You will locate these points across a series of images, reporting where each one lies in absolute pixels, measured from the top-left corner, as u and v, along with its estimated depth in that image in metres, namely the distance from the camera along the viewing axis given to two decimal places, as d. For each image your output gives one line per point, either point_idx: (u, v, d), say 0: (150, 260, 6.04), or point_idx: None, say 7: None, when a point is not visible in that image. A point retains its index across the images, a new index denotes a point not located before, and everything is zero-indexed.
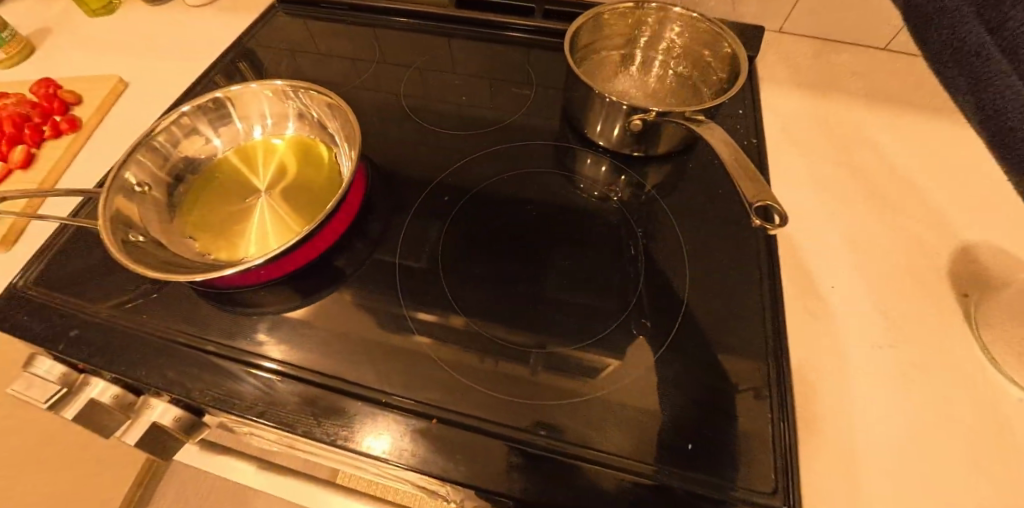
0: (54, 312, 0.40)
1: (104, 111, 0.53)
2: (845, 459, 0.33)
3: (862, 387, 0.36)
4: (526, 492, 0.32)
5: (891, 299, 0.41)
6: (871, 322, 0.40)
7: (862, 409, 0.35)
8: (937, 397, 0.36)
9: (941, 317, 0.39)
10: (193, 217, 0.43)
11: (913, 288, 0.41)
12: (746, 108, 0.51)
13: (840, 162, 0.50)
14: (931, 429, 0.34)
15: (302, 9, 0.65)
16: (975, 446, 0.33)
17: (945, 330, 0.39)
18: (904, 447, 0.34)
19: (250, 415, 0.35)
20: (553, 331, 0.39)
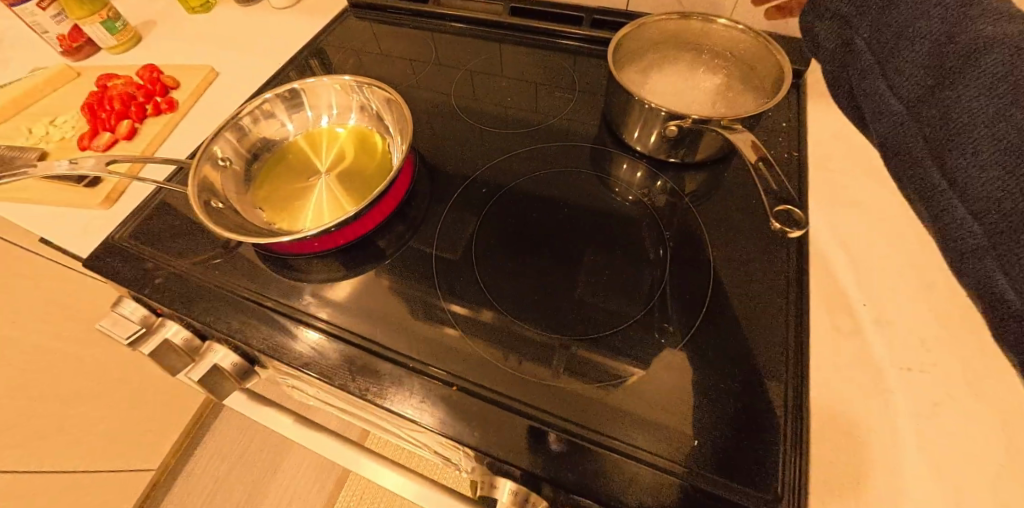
0: (142, 262, 0.47)
1: (195, 95, 0.60)
2: (856, 475, 0.33)
3: (883, 407, 0.36)
4: (534, 464, 0.34)
5: (925, 324, 0.40)
6: (901, 345, 0.39)
7: (880, 428, 0.35)
8: (965, 427, 0.35)
9: (978, 349, 0.38)
10: (264, 190, 0.49)
11: (951, 316, 0.40)
12: (789, 124, 0.51)
13: (884, 183, 0.49)
14: (954, 457, 0.33)
15: (369, 13, 0.71)
16: (1001, 481, 0.32)
17: (981, 362, 0.38)
18: (921, 471, 0.33)
19: (296, 364, 0.40)
20: (573, 321, 0.41)
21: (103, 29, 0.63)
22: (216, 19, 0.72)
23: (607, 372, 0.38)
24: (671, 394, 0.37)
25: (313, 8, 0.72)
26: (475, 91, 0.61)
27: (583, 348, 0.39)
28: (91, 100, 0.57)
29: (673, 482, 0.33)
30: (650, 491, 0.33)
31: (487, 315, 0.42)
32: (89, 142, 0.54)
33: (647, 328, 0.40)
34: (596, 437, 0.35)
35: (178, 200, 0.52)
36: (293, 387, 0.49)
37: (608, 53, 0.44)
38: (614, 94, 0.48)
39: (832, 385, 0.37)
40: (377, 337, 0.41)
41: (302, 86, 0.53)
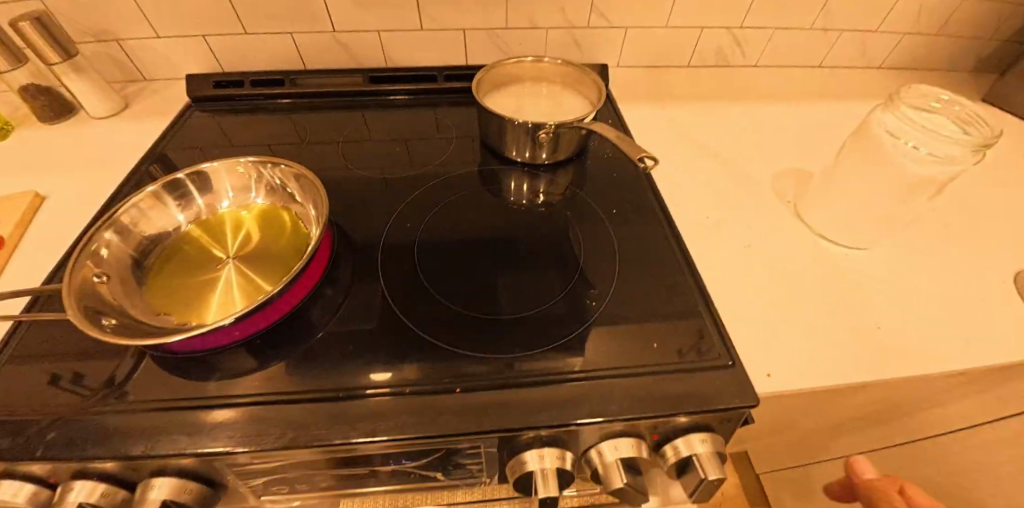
0: (17, 421, 0.38)
1: (23, 225, 0.51)
2: (755, 323, 0.44)
3: (751, 273, 0.49)
4: (552, 419, 0.37)
5: (747, 217, 0.54)
6: (742, 234, 0.53)
7: (756, 286, 0.48)
8: (795, 268, 0.49)
9: (780, 218, 0.54)
10: (159, 291, 0.44)
11: (759, 206, 0.55)
12: (615, 116, 0.65)
13: (694, 140, 0.64)
14: (799, 288, 0.47)
15: (216, 104, 0.68)
16: (829, 291, 0.47)
17: (783, 225, 0.53)
18: (788, 303, 0.46)
19: (279, 441, 0.36)
20: (533, 300, 0.47)
21: None
22: (18, 144, 0.62)
23: (567, 334, 0.44)
24: (627, 323, 0.45)
25: (145, 111, 0.67)
26: (361, 156, 0.63)
27: (544, 327, 0.44)
28: None
29: (654, 379, 0.40)
30: (646, 390, 0.39)
31: (451, 332, 0.44)
32: None
33: (587, 291, 0.48)
34: (592, 371, 0.40)
35: (44, 342, 0.44)
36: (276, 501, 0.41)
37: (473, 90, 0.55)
38: (484, 120, 0.59)
39: (720, 273, 0.49)
40: (353, 381, 0.40)
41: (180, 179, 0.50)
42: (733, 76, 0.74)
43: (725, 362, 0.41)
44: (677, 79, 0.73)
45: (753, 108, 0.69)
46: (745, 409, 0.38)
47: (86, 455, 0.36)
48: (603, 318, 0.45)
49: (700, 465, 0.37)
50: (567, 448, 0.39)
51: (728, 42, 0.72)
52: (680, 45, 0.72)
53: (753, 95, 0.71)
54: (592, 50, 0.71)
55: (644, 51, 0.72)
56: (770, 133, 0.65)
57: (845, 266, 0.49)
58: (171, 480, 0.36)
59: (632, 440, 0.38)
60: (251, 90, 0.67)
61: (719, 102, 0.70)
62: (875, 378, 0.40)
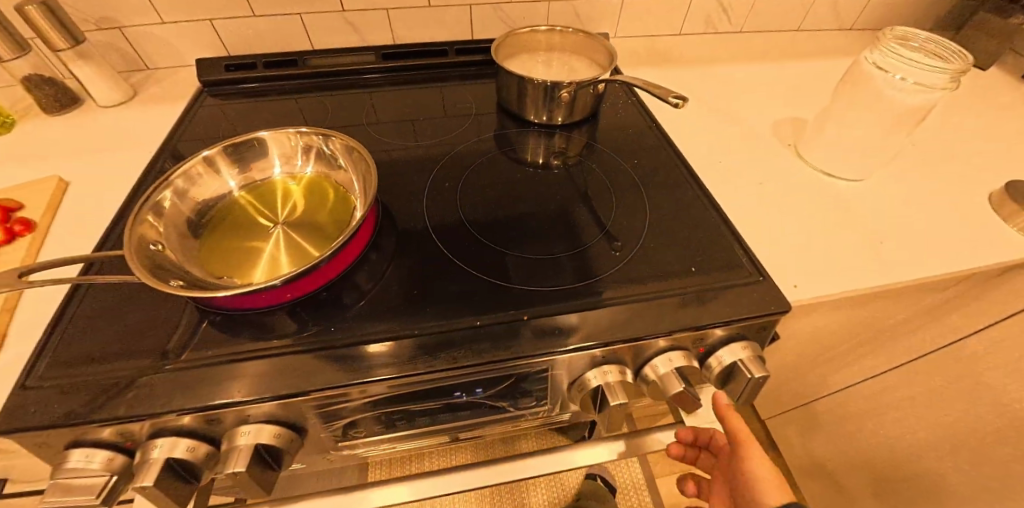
0: (92, 385, 0.38)
1: (52, 209, 0.51)
2: (776, 246, 0.49)
3: (765, 205, 0.54)
4: (615, 336, 0.40)
5: (755, 161, 0.59)
6: (750, 173, 0.58)
7: (772, 215, 0.53)
8: (804, 198, 0.55)
9: (784, 159, 0.60)
10: (213, 256, 0.45)
11: (764, 151, 0.61)
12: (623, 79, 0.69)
13: (696, 98, 0.69)
14: (809, 215, 0.53)
15: (230, 88, 0.68)
16: (835, 215, 0.53)
17: (789, 164, 0.59)
18: (801, 227, 0.51)
19: (364, 376, 0.38)
20: (576, 242, 0.50)
21: None
22: (24, 136, 0.61)
23: (611, 269, 0.47)
24: (666, 254, 0.48)
25: (153, 98, 0.67)
26: (382, 127, 0.65)
27: (589, 266, 0.47)
28: None
29: (696, 297, 0.43)
30: (696, 307, 0.42)
31: (502, 276, 0.46)
32: None
33: (623, 233, 0.51)
34: (643, 295, 0.44)
35: (96, 317, 0.44)
36: (357, 444, 0.44)
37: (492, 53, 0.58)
38: (504, 82, 0.62)
39: (737, 207, 0.54)
40: (418, 322, 0.42)
41: (218, 152, 0.51)
42: (721, 41, 0.79)
43: (759, 279, 0.45)
44: (671, 45, 0.78)
45: (743, 68, 0.74)
46: (778, 316, 0.42)
47: (171, 408, 0.37)
48: (643, 252, 0.49)
49: (745, 367, 0.41)
50: (625, 365, 0.42)
51: (715, 8, 0.76)
52: (673, 13, 0.76)
53: (742, 57, 0.77)
54: (592, 20, 0.75)
55: (640, 19, 0.76)
56: (764, 89, 0.70)
57: (846, 195, 0.55)
58: (259, 426, 0.38)
59: (681, 353, 0.42)
60: (264, 72, 0.68)
61: (713, 64, 0.75)
62: (885, 282, 0.46)
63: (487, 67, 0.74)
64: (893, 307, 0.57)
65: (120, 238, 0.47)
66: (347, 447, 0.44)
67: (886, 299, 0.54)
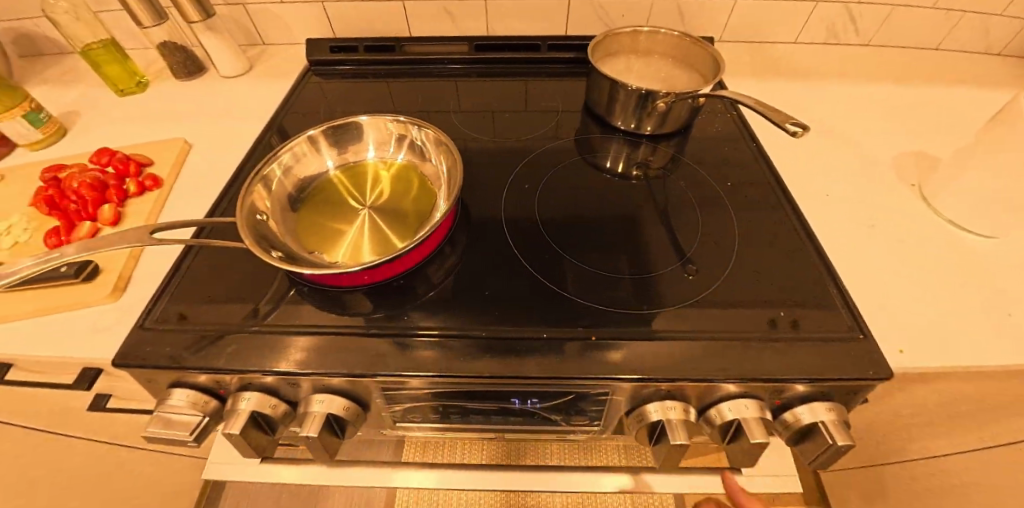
0: (197, 335, 0.43)
1: (177, 167, 0.56)
2: (882, 300, 0.45)
3: (874, 251, 0.49)
4: (689, 371, 0.39)
5: (868, 198, 0.54)
6: (863, 211, 0.53)
7: (880, 263, 0.48)
8: (922, 250, 0.49)
9: (902, 201, 0.54)
10: (306, 232, 0.48)
11: (881, 188, 0.55)
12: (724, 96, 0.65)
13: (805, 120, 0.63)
14: (925, 270, 0.47)
15: (332, 69, 0.71)
16: (958, 274, 0.47)
17: (909, 207, 0.53)
18: (914, 282, 0.46)
19: (434, 371, 0.39)
20: (655, 263, 0.48)
21: (26, 122, 0.59)
22: (155, 97, 0.68)
23: (689, 298, 0.45)
24: (751, 291, 0.45)
25: (264, 71, 0.72)
26: (468, 118, 0.65)
27: (667, 292, 0.45)
28: (50, 194, 0.51)
29: (782, 343, 0.40)
30: (783, 354, 0.40)
31: (573, 287, 0.46)
32: (57, 237, 0.47)
33: (706, 260, 0.48)
34: (723, 333, 0.41)
35: (205, 271, 0.48)
36: (412, 428, 0.46)
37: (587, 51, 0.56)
38: (597, 84, 0.60)
39: (836, 248, 0.49)
40: (487, 321, 0.43)
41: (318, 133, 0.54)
42: (841, 55, 0.72)
43: (859, 336, 0.41)
44: (781, 56, 0.72)
45: (863, 89, 0.67)
46: (877, 382, 0.38)
47: (262, 369, 0.40)
48: (725, 285, 0.46)
49: (828, 432, 0.38)
50: (691, 402, 0.41)
51: (840, 17, 0.69)
52: (790, 20, 0.70)
53: (863, 76, 0.69)
54: (698, 23, 0.70)
55: (751, 24, 0.71)
56: (886, 117, 0.63)
57: (975, 250, 0.49)
58: (333, 397, 0.41)
59: (756, 403, 0.40)
60: (364, 55, 0.70)
61: (827, 80, 0.68)
62: (1015, 362, 0.40)
63: (578, 65, 0.72)
64: (1011, 387, 0.50)
65: (227, 207, 0.51)
66: (402, 428, 0.46)
67: (1006, 378, 0.47)
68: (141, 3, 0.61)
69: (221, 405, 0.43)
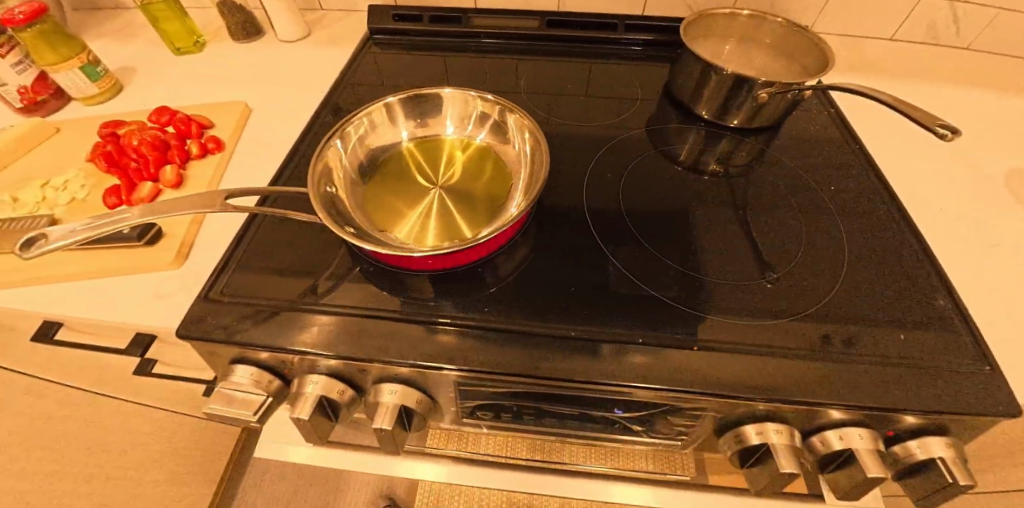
0: (265, 310, 0.40)
1: (238, 130, 0.53)
2: (1008, 328, 0.40)
3: (994, 274, 0.44)
4: (802, 392, 0.35)
5: (981, 215, 0.49)
6: (977, 229, 0.48)
7: (1003, 288, 0.43)
8: None
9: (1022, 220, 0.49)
10: (372, 206, 0.45)
11: (994, 204, 0.50)
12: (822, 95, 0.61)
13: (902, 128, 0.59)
14: None
15: (394, 38, 0.68)
16: None
17: None
18: None
19: (523, 370, 0.36)
20: (753, 269, 0.44)
21: (83, 74, 0.57)
22: (212, 58, 0.66)
23: (792, 309, 0.41)
24: (861, 308, 0.41)
25: (322, 38, 0.69)
26: (538, 99, 0.61)
27: (766, 301, 0.41)
28: (109, 150, 0.48)
29: (896, 370, 0.36)
30: (908, 382, 0.36)
31: (665, 288, 0.42)
32: (117, 197, 0.45)
33: (792, 269, 0.44)
34: (837, 353, 0.38)
35: (272, 242, 0.46)
36: (481, 425, 0.43)
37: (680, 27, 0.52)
38: (686, 66, 0.56)
39: (950, 266, 0.45)
40: (568, 316, 0.40)
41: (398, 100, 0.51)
42: (941, 56, 0.66)
43: (992, 369, 0.36)
44: (875, 53, 0.66)
45: (967, 97, 0.62)
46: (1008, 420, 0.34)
47: (334, 353, 0.37)
48: (830, 299, 0.42)
49: (946, 468, 0.35)
50: (792, 426, 0.38)
51: (948, 14, 0.63)
52: (890, 14, 0.64)
53: (967, 82, 0.63)
54: (790, 11, 0.65)
55: (846, 16, 0.65)
56: (996, 128, 0.58)
57: None
58: (404, 387, 0.38)
59: (869, 433, 0.37)
60: (429, 25, 0.67)
61: (927, 83, 0.63)
62: None
63: (655, 50, 0.67)
64: None
65: (289, 178, 0.48)
66: (469, 425, 0.43)
67: None
68: None
69: (285, 384, 0.41)
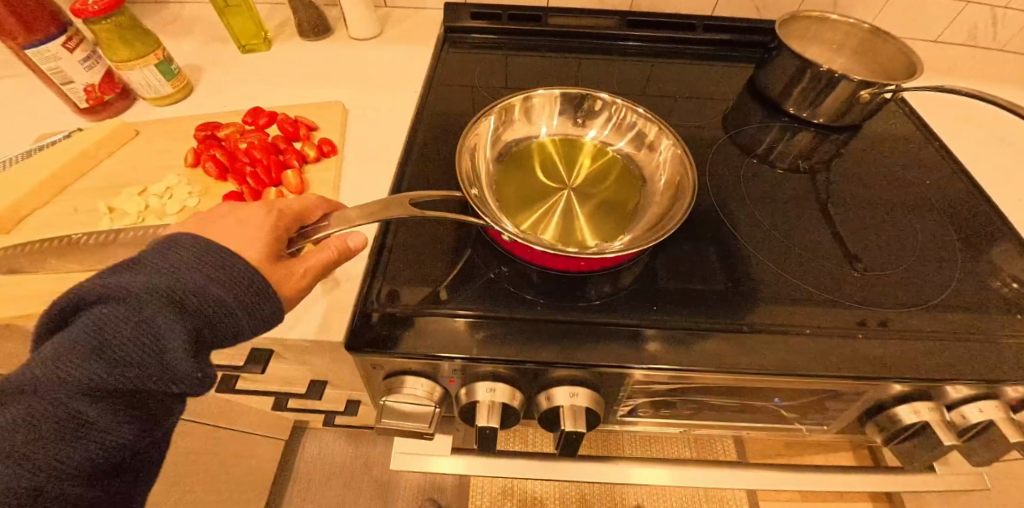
0: (437, 317, 0.39)
1: (344, 133, 0.52)
2: None
3: None
4: (955, 372, 0.40)
5: None
6: None
7: None
8: None
9: None
10: (507, 197, 0.47)
11: None
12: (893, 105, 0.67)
13: (956, 128, 0.65)
14: None
15: (471, 37, 0.67)
16: None
17: None
18: None
19: (714, 366, 0.38)
20: (873, 263, 0.49)
21: (158, 72, 0.53)
22: (284, 56, 0.63)
23: (914, 296, 0.46)
24: (973, 295, 0.46)
25: (394, 36, 0.67)
26: (628, 98, 0.62)
27: (888, 290, 0.46)
28: (218, 156, 0.46)
29: (1003, 349, 0.42)
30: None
31: (801, 278, 0.47)
32: (240, 204, 0.43)
33: (884, 262, 0.49)
34: (972, 335, 0.42)
35: (412, 245, 0.44)
36: (639, 421, 0.46)
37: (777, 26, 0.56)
38: (777, 66, 0.59)
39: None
40: (723, 314, 0.42)
41: (552, 97, 0.55)
42: (979, 57, 0.72)
43: None
44: (922, 54, 0.72)
45: (1010, 95, 0.67)
46: None
47: (522, 358, 0.37)
48: (941, 283, 0.48)
49: None
50: (937, 401, 0.41)
51: (988, 19, 0.69)
52: (936, 19, 0.70)
53: (1006, 81, 0.70)
54: (849, 14, 0.69)
55: (896, 21, 0.71)
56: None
57: None
58: (576, 387, 0.39)
59: (996, 403, 0.41)
60: (509, 24, 0.67)
61: (974, 82, 0.69)
62: None
63: (729, 49, 0.69)
64: None
65: (412, 183, 0.47)
66: (625, 421, 0.46)
67: None
68: None
69: (444, 393, 0.40)
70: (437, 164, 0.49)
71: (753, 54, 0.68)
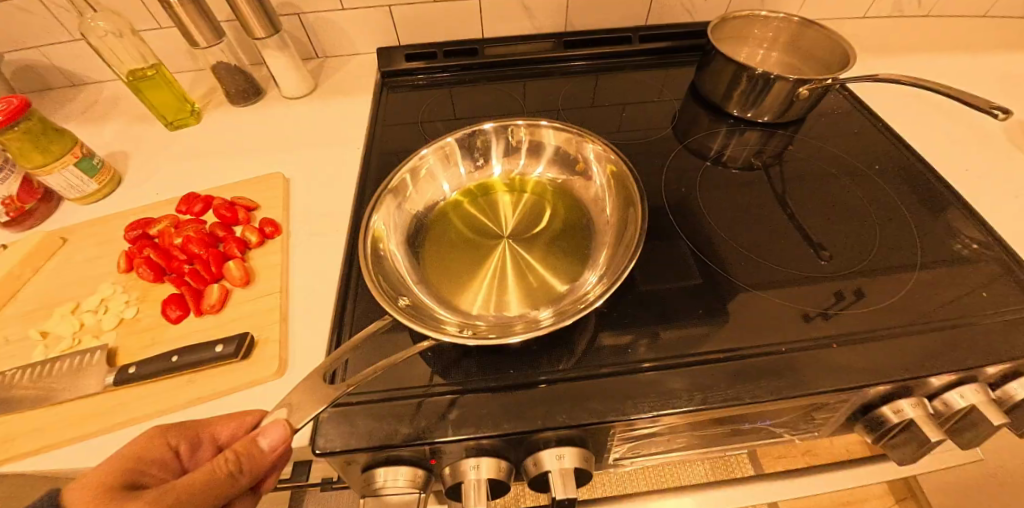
0: (403, 402, 0.37)
1: (286, 207, 0.50)
2: None
3: None
4: (934, 365, 0.39)
5: (997, 173, 0.56)
6: (999, 185, 0.55)
7: None
8: None
9: None
10: (438, 281, 0.44)
11: (1001, 159, 0.58)
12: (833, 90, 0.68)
13: (899, 102, 0.66)
14: None
15: (407, 79, 0.65)
16: None
17: None
18: None
19: (696, 404, 0.37)
20: (841, 258, 0.48)
21: (79, 171, 0.50)
22: (215, 128, 0.60)
23: (885, 289, 0.45)
24: (941, 275, 0.46)
25: (330, 90, 0.65)
26: (576, 118, 0.61)
27: (858, 284, 0.46)
28: (152, 256, 0.44)
29: (978, 330, 0.41)
30: (1012, 334, 0.41)
31: (773, 289, 0.46)
32: (182, 308, 0.41)
33: (851, 256, 0.49)
34: (945, 323, 0.42)
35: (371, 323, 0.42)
36: (635, 460, 0.45)
37: (710, 31, 0.56)
38: (717, 69, 0.58)
39: (997, 221, 0.51)
40: (699, 342, 0.41)
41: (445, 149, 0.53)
42: (908, 26, 0.74)
43: None
44: (854, 32, 0.73)
45: (943, 61, 0.69)
46: None
47: (500, 431, 0.36)
48: (909, 266, 0.47)
49: None
50: (921, 393, 0.41)
51: None
52: None
53: (939, 47, 0.71)
54: (779, 4, 0.70)
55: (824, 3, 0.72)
56: (978, 85, 0.65)
57: None
58: (563, 449, 0.37)
59: (975, 387, 0.40)
60: (445, 61, 0.65)
61: (906, 54, 0.70)
62: None
63: (669, 56, 0.69)
64: None
65: (363, 250, 0.45)
66: (621, 461, 0.44)
67: None
68: (200, 22, 0.53)
69: (429, 473, 0.38)
70: (387, 225, 0.47)
71: (692, 57, 0.69)
